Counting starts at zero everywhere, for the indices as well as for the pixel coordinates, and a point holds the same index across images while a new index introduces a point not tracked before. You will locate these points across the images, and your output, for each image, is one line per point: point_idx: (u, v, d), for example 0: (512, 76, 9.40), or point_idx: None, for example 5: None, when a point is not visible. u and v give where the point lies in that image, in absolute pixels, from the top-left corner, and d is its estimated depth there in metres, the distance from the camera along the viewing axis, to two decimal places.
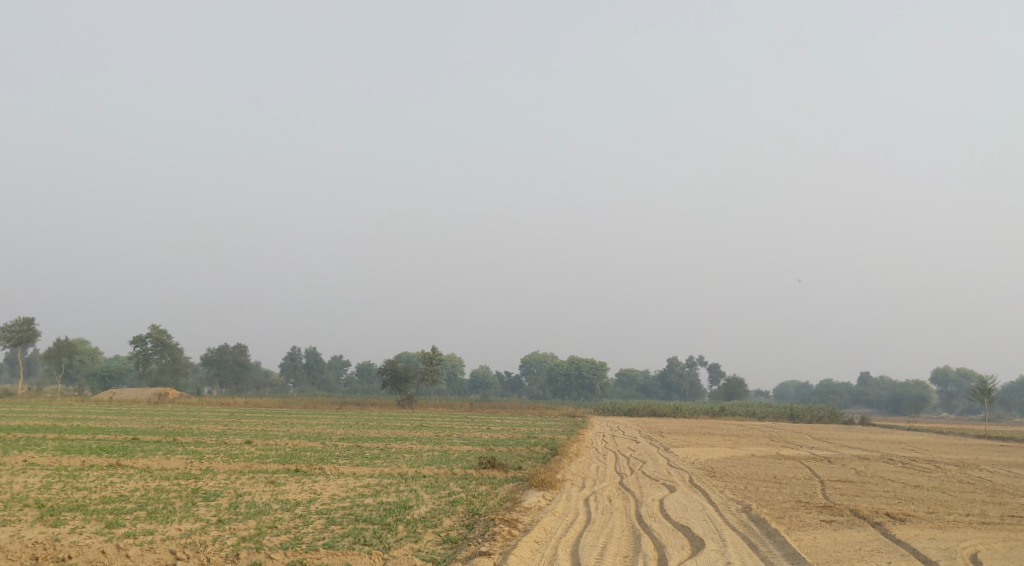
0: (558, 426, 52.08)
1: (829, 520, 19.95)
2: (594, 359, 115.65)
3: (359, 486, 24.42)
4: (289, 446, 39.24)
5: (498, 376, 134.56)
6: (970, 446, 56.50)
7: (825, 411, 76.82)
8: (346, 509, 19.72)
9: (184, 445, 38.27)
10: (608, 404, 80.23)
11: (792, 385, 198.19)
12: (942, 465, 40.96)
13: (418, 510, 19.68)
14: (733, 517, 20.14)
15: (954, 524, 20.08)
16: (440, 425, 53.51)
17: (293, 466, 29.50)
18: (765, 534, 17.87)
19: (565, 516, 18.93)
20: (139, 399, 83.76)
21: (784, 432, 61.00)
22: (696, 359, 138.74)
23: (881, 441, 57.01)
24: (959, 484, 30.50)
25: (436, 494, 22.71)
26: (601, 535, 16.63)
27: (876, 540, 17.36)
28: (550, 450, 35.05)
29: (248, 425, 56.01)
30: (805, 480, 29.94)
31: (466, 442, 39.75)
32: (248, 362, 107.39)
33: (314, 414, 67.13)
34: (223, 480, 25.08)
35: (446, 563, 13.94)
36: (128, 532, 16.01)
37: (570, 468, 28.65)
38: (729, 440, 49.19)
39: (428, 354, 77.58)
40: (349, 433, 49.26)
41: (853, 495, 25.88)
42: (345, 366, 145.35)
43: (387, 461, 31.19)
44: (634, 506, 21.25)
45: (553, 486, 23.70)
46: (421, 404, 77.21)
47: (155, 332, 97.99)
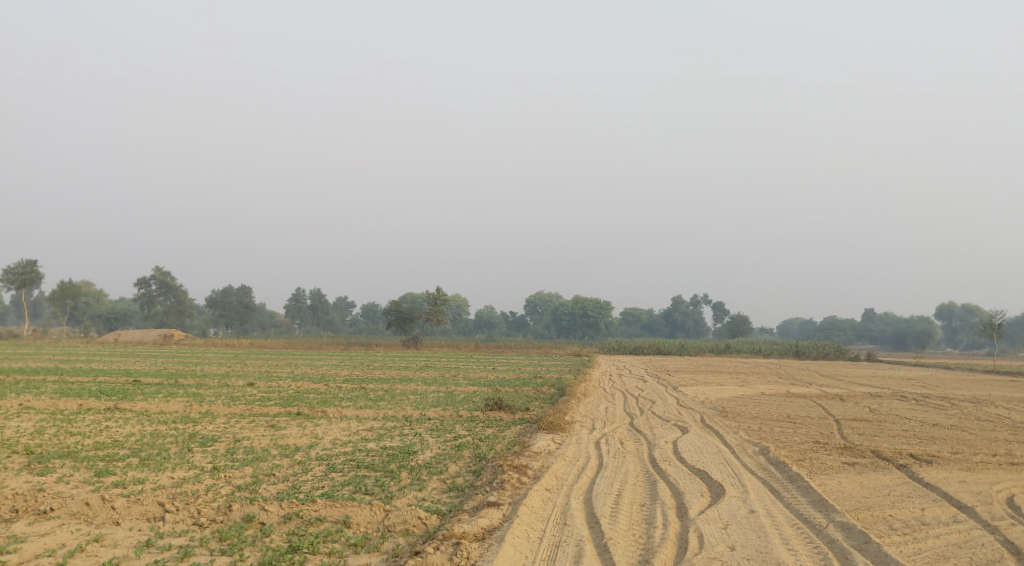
0: (564, 365, 51.43)
1: (851, 463, 19.04)
2: (600, 298, 115.08)
3: (361, 430, 23.62)
4: (292, 388, 38.54)
5: (503, 315, 134.05)
6: (980, 381, 55.79)
7: (831, 347, 76.14)
8: (346, 454, 18.91)
9: (185, 387, 37.58)
10: (614, 343, 79.58)
11: (796, 323, 197.61)
12: (954, 402, 40.20)
13: (423, 455, 18.85)
14: (750, 460, 19.27)
15: (981, 466, 19.18)
16: (445, 366, 52.90)
17: (295, 409, 28.80)
18: (787, 479, 16.95)
19: (576, 461, 18.07)
20: (143, 340, 83.48)
21: (791, 369, 60.33)
22: (700, 296, 138.02)
23: (891, 377, 56.33)
24: (976, 422, 29.71)
25: (441, 438, 21.90)
26: (614, 482, 15.73)
27: (904, 485, 16.42)
28: (557, 391, 34.30)
29: (252, 367, 55.51)
30: (820, 419, 29.10)
31: (472, 383, 39.03)
32: (253, 304, 106.88)
33: (319, 355, 66.58)
34: (222, 424, 24.26)
35: (452, 513, 13.03)
36: (116, 482, 15.12)
37: (578, 409, 27.83)
38: (737, 378, 48.51)
39: (432, 294, 76.62)
40: (354, 374, 48.63)
41: (872, 436, 25.02)
42: (350, 307, 144.97)
43: (391, 404, 30.44)
44: (647, 450, 20.39)
45: (562, 429, 22.87)
46: (426, 344, 76.64)
47: (158, 274, 97.12)
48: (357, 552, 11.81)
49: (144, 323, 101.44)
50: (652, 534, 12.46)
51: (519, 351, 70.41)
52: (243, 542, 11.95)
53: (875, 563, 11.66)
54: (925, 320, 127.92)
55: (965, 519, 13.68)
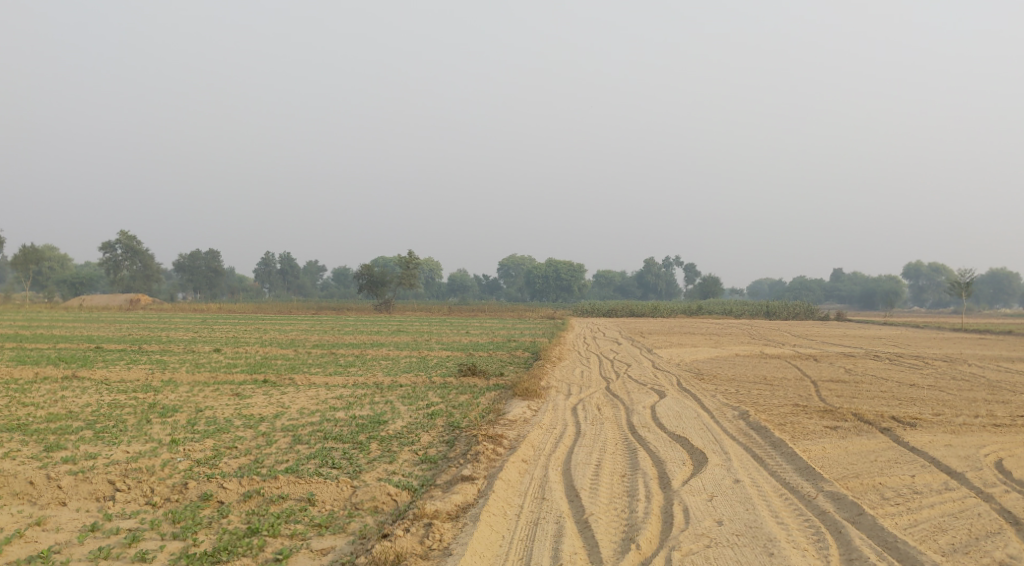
0: (538, 329, 50.83)
1: (833, 427, 18.54)
2: (572, 261, 114.68)
3: (330, 398, 22.85)
4: (260, 355, 37.62)
5: (475, 278, 133.26)
6: (951, 339, 55.90)
7: (801, 307, 76.23)
8: (313, 424, 18.11)
9: (149, 354, 36.59)
10: (587, 305, 79.17)
11: (767, 284, 198.49)
12: (929, 360, 40.10)
13: (394, 425, 18.13)
14: (731, 426, 18.75)
15: (966, 428, 18.77)
16: (417, 330, 52.16)
17: (261, 377, 27.95)
18: (770, 445, 16.39)
19: (553, 430, 17.42)
20: (110, 305, 81.84)
21: (763, 329, 60.20)
22: (671, 258, 137.90)
23: (863, 337, 56.36)
24: (953, 382, 29.48)
25: (413, 405, 21.19)
26: (593, 451, 15.09)
27: (890, 450, 15.93)
28: (532, 355, 33.69)
29: (220, 333, 54.39)
30: (797, 381, 28.71)
31: (445, 348, 38.30)
32: (222, 268, 105.27)
33: (289, 320, 65.62)
34: (184, 393, 23.39)
35: (424, 489, 12.30)
36: (66, 458, 14.25)
37: (553, 373, 27.23)
38: (711, 340, 48.23)
39: (403, 258, 75.67)
40: (324, 339, 47.75)
41: (850, 397, 24.64)
42: (321, 271, 143.46)
43: (361, 370, 29.69)
44: (625, 416, 19.79)
45: (537, 395, 22.23)
46: (398, 308, 75.77)
47: (124, 238, 94.92)
48: (322, 534, 11.10)
49: (110, 288, 99.51)
50: (635, 508, 11.83)
51: (492, 314, 69.82)
52: (199, 524, 11.19)
53: (870, 536, 11.11)
54: (893, 279, 128.72)
55: (957, 486, 13.16)
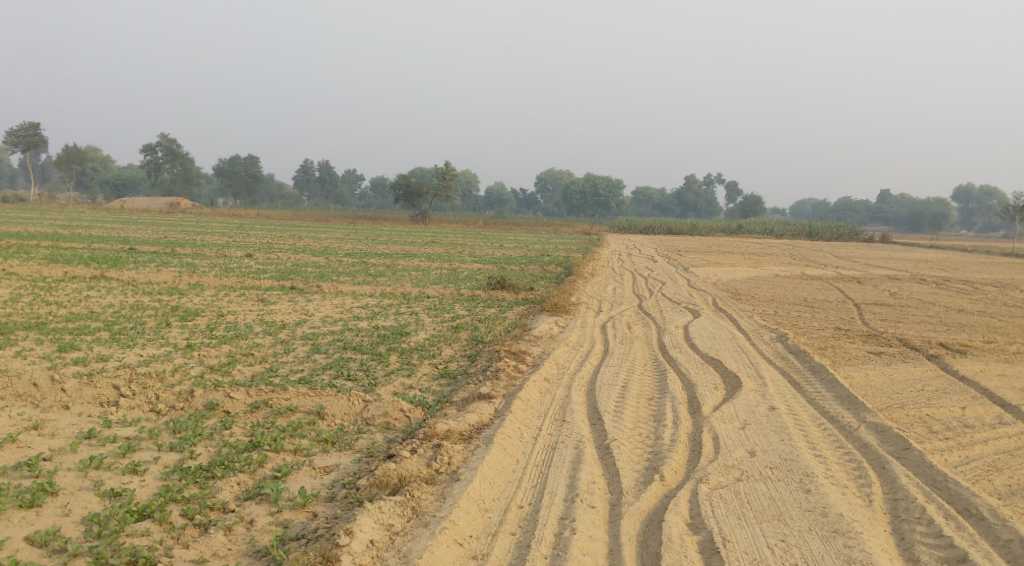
0: (573, 244, 49.85)
1: (877, 353, 17.68)
2: (611, 177, 112.74)
3: (356, 307, 22.34)
4: (292, 261, 37.24)
5: (513, 191, 131.87)
6: (999, 265, 54.19)
7: (845, 229, 74.44)
8: (334, 334, 17.56)
9: (180, 257, 36.31)
10: (625, 221, 77.95)
11: (810, 204, 195.00)
12: (977, 286, 38.76)
13: (417, 337, 17.55)
14: (768, 349, 17.96)
15: (1019, 358, 17.82)
16: (452, 241, 51.45)
17: (289, 283, 27.48)
18: (809, 371, 15.60)
19: (580, 347, 16.75)
20: (150, 208, 81.89)
21: (804, 249, 58.75)
22: (713, 175, 135.29)
23: (908, 259, 54.76)
24: (1003, 309, 28.31)
25: (439, 318, 20.60)
26: (621, 371, 14.41)
27: (937, 379, 15.07)
28: (565, 270, 32.91)
29: (254, 238, 54.09)
30: (839, 303, 27.74)
31: (477, 259, 37.66)
32: (261, 175, 104.90)
33: (324, 228, 65.20)
34: (209, 297, 22.98)
35: (439, 407, 11.71)
36: (76, 359, 13.84)
37: (585, 289, 26.50)
38: (750, 259, 47.09)
39: (441, 169, 74.70)
40: (358, 248, 47.23)
41: (895, 322, 23.69)
42: (361, 180, 142.81)
43: (391, 280, 29.12)
44: (657, 335, 19.06)
45: (567, 311, 21.53)
46: (435, 219, 75.10)
47: (165, 141, 94.66)
48: (327, 451, 10.62)
49: (151, 192, 99.73)
50: (661, 434, 11.15)
51: (528, 228, 68.92)
52: (199, 435, 10.74)
53: (916, 474, 10.36)
54: (940, 202, 125.58)
55: (1011, 421, 12.31)
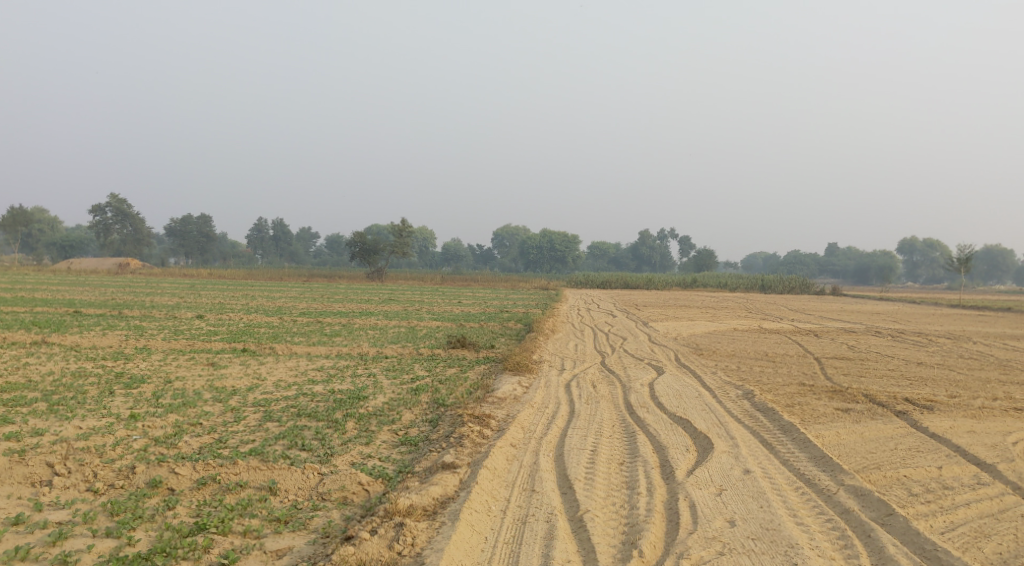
0: (531, 299, 49.54)
1: (845, 409, 17.37)
2: (567, 233, 113.49)
3: (310, 370, 21.59)
4: (244, 322, 36.33)
5: (469, 247, 131.81)
6: (950, 315, 54.86)
7: (797, 282, 75.20)
8: (288, 400, 16.78)
9: (128, 319, 35.18)
10: (581, 276, 77.99)
11: (762, 257, 197.67)
12: (932, 337, 39.00)
13: (375, 401, 16.85)
14: (735, 406, 17.54)
15: (986, 412, 17.63)
16: (408, 298, 50.82)
17: (241, 345, 26.62)
18: (779, 430, 15.20)
19: (545, 409, 16.19)
20: (98, 269, 80.20)
21: (759, 302, 59.04)
22: (666, 230, 136.51)
23: (861, 312, 55.22)
24: (961, 361, 28.37)
25: (397, 380, 19.92)
26: (589, 434, 13.86)
27: (910, 437, 14.75)
28: (524, 327, 32.42)
29: (205, 298, 52.96)
30: (800, 358, 27.56)
31: (435, 318, 37.05)
32: (214, 234, 103.60)
33: (277, 287, 64.16)
34: (156, 362, 22.06)
35: (399, 478, 11.07)
36: (9, 434, 12.96)
37: (546, 347, 26.00)
38: (707, 313, 47.09)
39: (397, 226, 74.24)
40: (312, 307, 46.35)
41: (858, 376, 23.51)
42: (315, 238, 141.76)
43: (346, 340, 28.39)
44: (622, 394, 18.55)
45: (529, 370, 20.99)
46: (391, 276, 74.38)
47: (115, 201, 93.11)
48: (279, 532, 9.92)
49: (100, 253, 97.84)
50: (636, 504, 10.63)
51: (485, 284, 68.53)
52: (140, 517, 9.98)
53: (903, 543, 9.99)
54: (887, 254, 127.97)
55: (990, 481, 11.99)
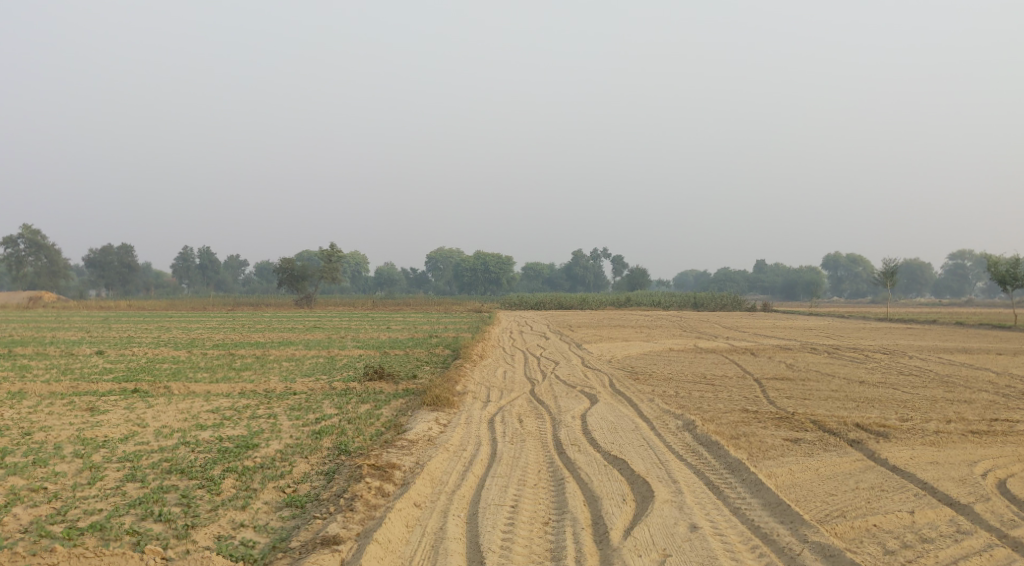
0: (462, 323, 47.49)
1: (795, 440, 15.62)
2: (500, 254, 112.01)
3: (204, 412, 19.24)
4: (148, 357, 33.49)
5: (403, 271, 129.08)
6: (880, 330, 54.19)
7: (730, 298, 74.39)
8: (163, 453, 14.42)
9: (17, 358, 32.17)
10: (514, 298, 76.06)
11: (692, 275, 198.32)
12: (869, 353, 37.93)
13: (266, 450, 14.60)
14: (676, 441, 15.67)
15: (946, 438, 16.09)
16: (333, 326, 48.24)
17: (133, 385, 24.00)
18: (727, 469, 13.38)
19: (461, 453, 14.12)
20: (9, 303, 75.80)
21: (692, 321, 57.77)
22: (600, 251, 135.65)
23: (795, 328, 54.33)
24: (904, 378, 27.12)
25: (299, 421, 17.68)
26: (510, 484, 11.88)
27: (871, 472, 13.07)
28: (451, 354, 30.30)
29: (115, 332, 49.63)
30: (739, 380, 25.97)
31: (358, 346, 34.73)
32: (135, 264, 99.48)
33: (198, 317, 60.89)
34: (25, 410, 19.49)
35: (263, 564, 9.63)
36: None
37: (470, 375, 23.97)
38: (641, 332, 45.60)
39: (325, 251, 71.49)
40: (227, 338, 43.47)
41: (802, 399, 21.90)
42: (243, 265, 137.62)
43: (255, 374, 26.00)
44: (551, 430, 16.60)
45: (449, 405, 18.88)
46: (321, 303, 71.61)
47: (26, 232, 88.51)
48: None
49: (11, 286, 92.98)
50: None
51: (417, 309, 66.18)
52: None
53: None
54: (813, 270, 128.46)
55: (971, 527, 10.39)
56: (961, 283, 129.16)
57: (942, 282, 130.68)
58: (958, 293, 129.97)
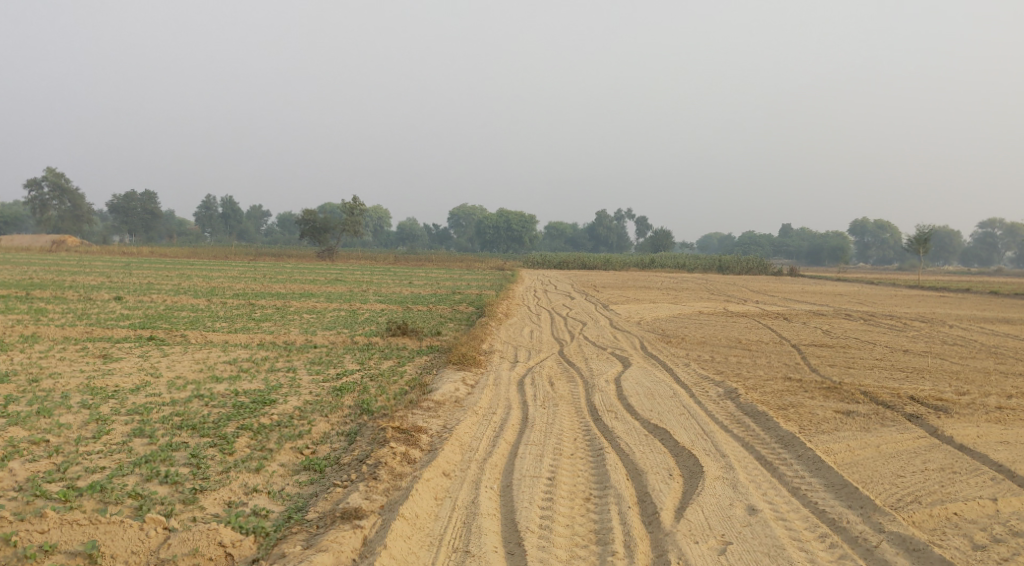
0: (485, 280, 46.46)
1: (847, 413, 14.52)
2: (523, 212, 110.51)
3: (220, 363, 18.38)
4: (165, 305, 32.76)
5: (425, 226, 128.10)
6: (914, 298, 52.63)
7: (755, 261, 72.89)
8: (174, 407, 13.51)
9: (33, 302, 31.52)
10: (537, 256, 74.91)
11: (714, 238, 196.14)
12: (906, 321, 36.66)
13: (283, 407, 13.66)
14: (719, 411, 14.62)
15: (1010, 416, 14.92)
16: (356, 279, 47.40)
17: (148, 333, 23.17)
18: (779, 444, 12.34)
19: (491, 418, 13.13)
20: (33, 246, 75.66)
21: (719, 284, 56.42)
22: (623, 211, 133.88)
23: (826, 293, 52.94)
24: (949, 348, 25.86)
25: (318, 376, 16.75)
26: (545, 454, 10.90)
27: (938, 451, 12.01)
28: (476, 310, 29.32)
29: (135, 278, 49.06)
30: (776, 346, 24.83)
31: (380, 299, 33.85)
32: (159, 211, 99.05)
33: (218, 266, 60.26)
34: (36, 355, 18.73)
35: (275, 538, 8.80)
36: None
37: (497, 334, 23.01)
38: (668, 294, 44.42)
39: (348, 203, 70.46)
40: (247, 287, 42.71)
41: (847, 369, 20.76)
42: (266, 216, 137.28)
43: (274, 325, 25.15)
44: (585, 395, 15.59)
45: (476, 365, 17.90)
46: (343, 255, 70.75)
47: (52, 176, 87.98)
48: None
49: (37, 231, 92.92)
50: None
51: (439, 264, 65.24)
52: None
53: None
54: (840, 235, 126.30)
55: None
56: (989, 251, 126.78)
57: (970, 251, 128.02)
58: (985, 262, 127.60)
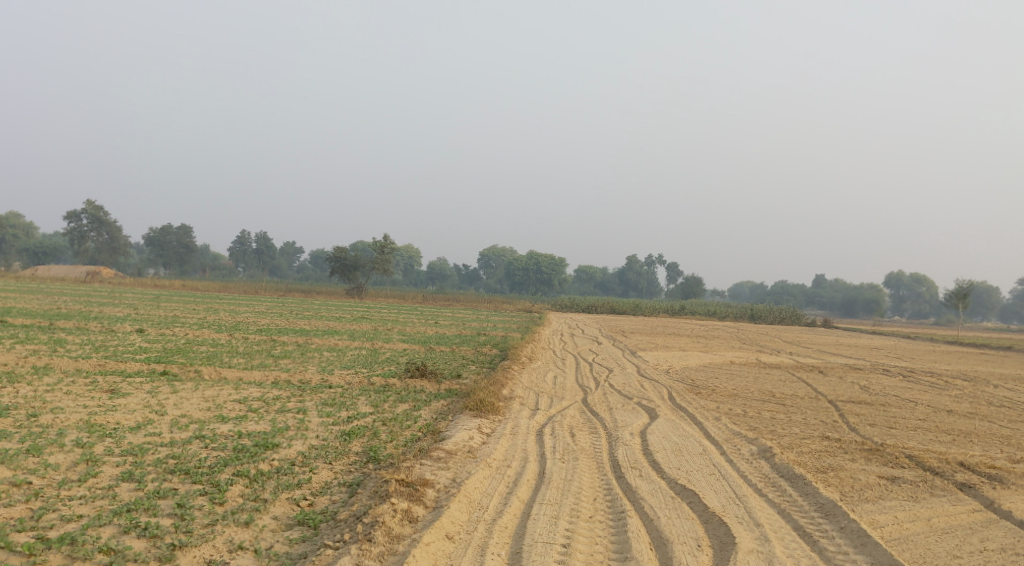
0: (512, 322, 45.53)
1: (893, 480, 13.44)
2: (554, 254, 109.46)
3: (230, 401, 17.66)
4: (186, 339, 32.13)
5: (456, 267, 127.58)
6: (953, 354, 50.97)
7: (789, 311, 71.32)
8: (171, 449, 12.70)
9: (53, 332, 31.00)
10: (566, 299, 73.75)
11: (745, 286, 193.90)
12: (947, 379, 35.24)
13: (286, 452, 12.83)
14: (753, 472, 13.59)
15: None
16: (382, 318, 46.66)
17: (162, 367, 22.47)
18: (819, 513, 11.34)
19: (506, 472, 12.24)
20: (67, 277, 75.74)
21: (751, 333, 55.06)
22: (655, 257, 132.56)
23: (861, 347, 51.43)
24: (995, 409, 24.57)
25: (328, 419, 15.94)
26: (560, 515, 10.05)
27: (996, 529, 10.97)
28: (500, 353, 28.41)
29: (161, 310, 48.63)
30: (812, 401, 23.67)
31: (403, 339, 33.05)
32: (194, 245, 99.24)
33: (246, 301, 59.78)
34: (43, 387, 18.09)
35: None
36: None
37: (519, 379, 22.11)
38: (699, 342, 43.26)
39: (379, 241, 69.95)
40: (271, 323, 42.05)
41: (888, 428, 19.61)
42: (299, 252, 137.55)
43: (292, 363, 24.41)
44: (608, 448, 14.64)
45: (494, 412, 17.00)
46: (372, 294, 70.15)
47: (90, 208, 88.35)
48: None
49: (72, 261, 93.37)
50: None
51: (467, 305, 64.40)
52: None
53: None
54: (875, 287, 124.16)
55: None
56: None
57: (1010, 307, 125.25)
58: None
